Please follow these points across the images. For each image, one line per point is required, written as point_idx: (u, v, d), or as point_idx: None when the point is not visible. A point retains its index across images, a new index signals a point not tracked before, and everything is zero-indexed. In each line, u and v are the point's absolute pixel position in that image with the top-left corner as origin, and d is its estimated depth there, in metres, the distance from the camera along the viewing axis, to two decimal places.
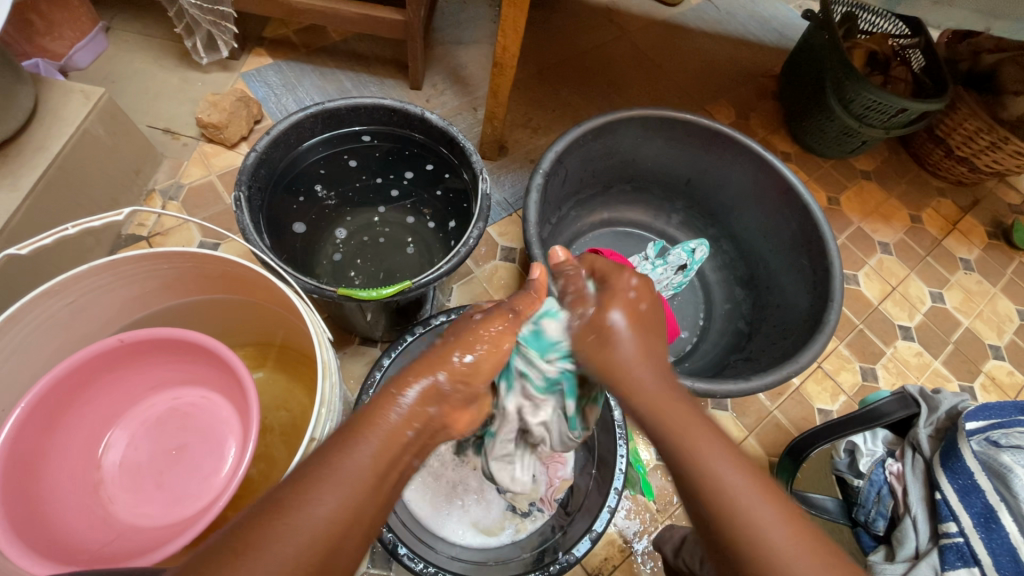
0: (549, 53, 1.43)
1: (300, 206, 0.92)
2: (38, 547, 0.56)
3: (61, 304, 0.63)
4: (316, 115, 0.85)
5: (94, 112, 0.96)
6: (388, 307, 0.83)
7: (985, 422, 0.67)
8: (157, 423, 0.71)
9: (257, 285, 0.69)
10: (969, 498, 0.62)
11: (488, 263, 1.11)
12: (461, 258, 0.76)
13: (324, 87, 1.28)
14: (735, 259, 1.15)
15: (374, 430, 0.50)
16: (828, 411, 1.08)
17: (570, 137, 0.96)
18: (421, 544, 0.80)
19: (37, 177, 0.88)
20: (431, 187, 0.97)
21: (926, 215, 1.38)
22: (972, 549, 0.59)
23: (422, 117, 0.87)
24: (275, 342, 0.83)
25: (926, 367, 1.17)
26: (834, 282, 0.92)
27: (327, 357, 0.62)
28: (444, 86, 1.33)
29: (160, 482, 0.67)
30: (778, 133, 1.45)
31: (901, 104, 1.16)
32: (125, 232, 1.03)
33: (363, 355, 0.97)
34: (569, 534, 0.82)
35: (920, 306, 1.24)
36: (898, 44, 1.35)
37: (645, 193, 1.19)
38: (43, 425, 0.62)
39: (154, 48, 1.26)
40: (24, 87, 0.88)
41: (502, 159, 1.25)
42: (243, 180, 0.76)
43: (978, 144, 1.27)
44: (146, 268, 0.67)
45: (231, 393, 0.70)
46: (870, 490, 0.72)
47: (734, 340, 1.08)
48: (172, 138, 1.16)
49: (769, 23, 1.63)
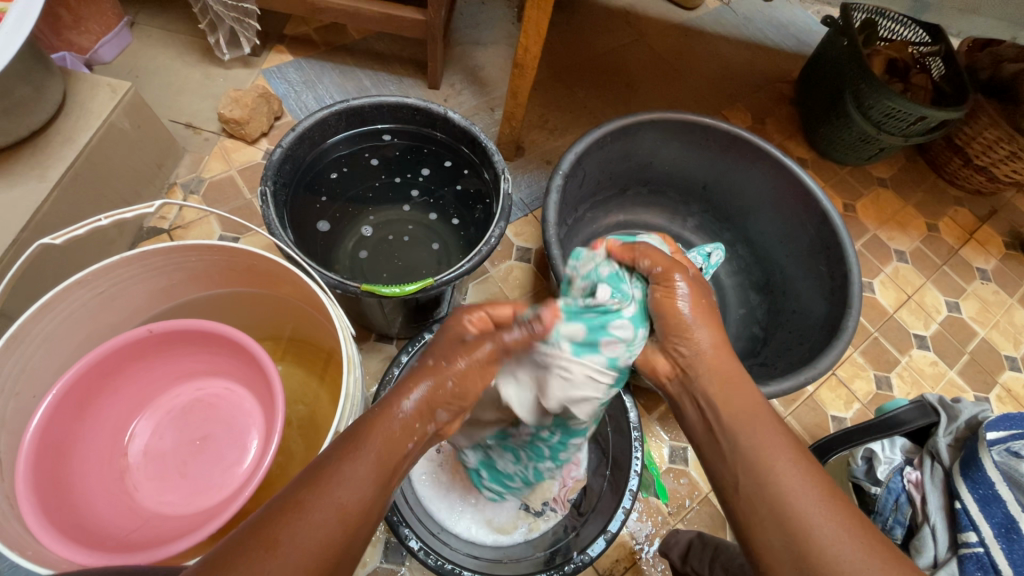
0: (566, 55, 1.43)
1: (322, 204, 0.94)
2: (68, 531, 0.57)
3: (92, 293, 0.64)
4: (341, 112, 0.86)
5: (120, 106, 0.97)
6: (407, 304, 0.84)
7: (1005, 433, 0.65)
8: (181, 413, 0.72)
9: (282, 278, 0.70)
10: (988, 508, 0.62)
11: (504, 262, 1.12)
12: (482, 257, 0.77)
13: (343, 85, 1.29)
14: (750, 263, 1.15)
15: (407, 425, 0.50)
16: (842, 418, 1.07)
17: (590, 139, 0.97)
18: (437, 541, 0.81)
19: (65, 168, 0.90)
20: (450, 186, 0.98)
21: (942, 224, 1.37)
22: (992, 559, 0.59)
23: (445, 116, 0.88)
24: (294, 334, 0.84)
25: (941, 376, 1.16)
26: (852, 289, 0.92)
27: (351, 352, 0.63)
28: (462, 86, 1.34)
29: (184, 471, 0.68)
30: (794, 138, 1.44)
31: (921, 112, 1.16)
32: (147, 224, 1.05)
33: (379, 351, 0.98)
34: (581, 535, 0.83)
35: (936, 315, 1.23)
36: (918, 52, 1.35)
37: (662, 196, 1.19)
38: (73, 411, 0.63)
39: (178, 43, 1.27)
40: (54, 80, 0.90)
41: (519, 159, 1.25)
42: (269, 175, 0.77)
43: (997, 154, 1.26)
44: (174, 260, 0.68)
45: (254, 385, 0.71)
46: (888, 498, 0.71)
47: (749, 345, 1.08)
48: (194, 133, 1.17)
49: (787, 29, 1.62)
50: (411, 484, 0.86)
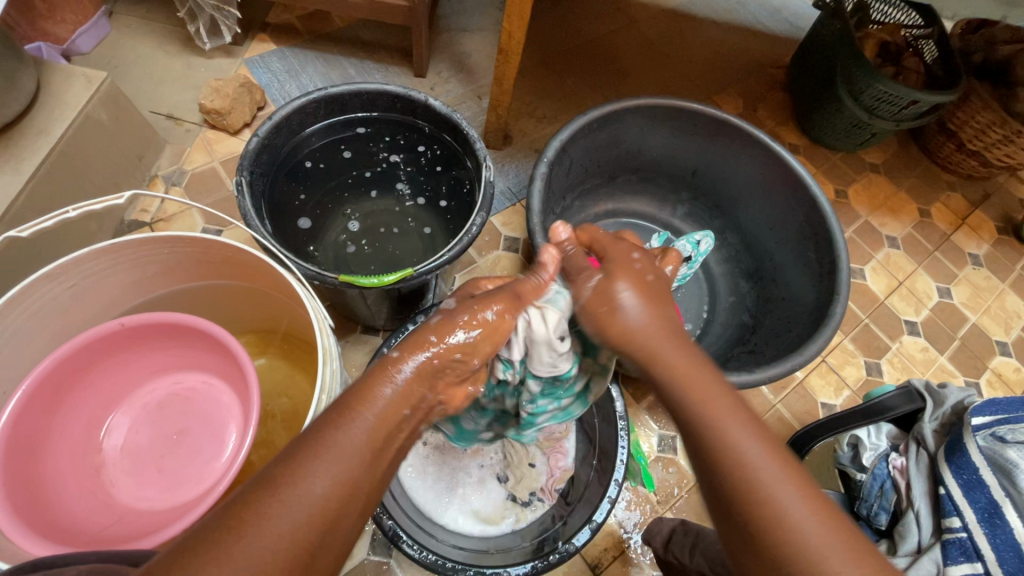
0: (556, 41, 1.41)
1: (304, 201, 0.92)
2: (39, 529, 0.56)
3: (62, 287, 0.63)
4: (319, 100, 0.84)
5: (97, 96, 0.95)
6: (389, 295, 0.82)
7: (991, 418, 0.66)
8: (158, 407, 0.71)
9: (258, 271, 0.69)
10: (973, 493, 0.61)
11: (491, 252, 1.10)
12: (463, 246, 0.75)
13: (328, 74, 1.27)
14: (740, 251, 1.14)
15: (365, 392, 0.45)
16: (831, 404, 1.07)
17: (576, 126, 0.95)
18: (423, 533, 0.80)
19: (40, 160, 0.88)
20: (433, 176, 0.96)
21: (935, 209, 1.36)
22: (975, 544, 0.59)
23: (426, 104, 0.86)
24: (279, 329, 0.83)
25: (931, 362, 1.16)
26: (840, 275, 0.91)
27: (328, 344, 0.62)
28: (449, 74, 1.31)
29: (162, 466, 0.67)
30: (787, 124, 1.43)
31: (912, 96, 1.14)
32: (128, 217, 1.03)
33: (364, 344, 0.97)
34: (568, 524, 0.82)
35: (927, 301, 1.23)
36: (911, 35, 1.32)
37: (651, 184, 1.18)
38: (44, 408, 0.62)
39: (158, 33, 1.25)
40: (27, 71, 0.87)
41: (507, 148, 1.24)
42: (245, 165, 0.76)
43: (990, 138, 1.25)
44: (148, 252, 0.67)
45: (232, 379, 0.70)
46: (873, 485, 0.72)
47: (739, 332, 1.07)
48: (175, 124, 1.16)
49: (779, 13, 1.60)
50: (397, 477, 0.85)
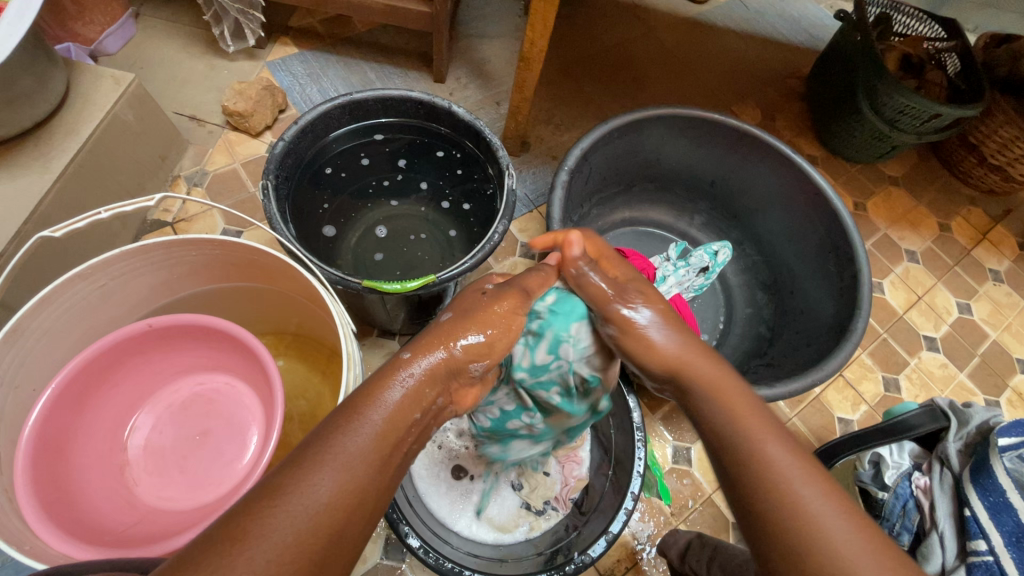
0: (574, 49, 1.41)
1: (329, 207, 0.93)
2: (67, 527, 0.56)
3: (92, 287, 0.64)
4: (343, 105, 0.85)
5: (124, 97, 0.97)
6: (409, 301, 0.83)
7: (1019, 439, 0.64)
8: (180, 408, 0.72)
9: (284, 276, 0.70)
10: (999, 516, 0.61)
11: (508, 258, 1.11)
12: (485, 253, 0.75)
13: (348, 78, 1.28)
14: (758, 262, 1.14)
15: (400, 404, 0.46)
16: (848, 420, 1.06)
17: (596, 135, 0.95)
18: (437, 539, 0.81)
19: (68, 160, 0.90)
20: (454, 183, 0.97)
21: (955, 223, 1.35)
22: (1001, 567, 0.58)
23: (450, 111, 0.87)
24: (299, 330, 0.83)
25: (950, 378, 1.14)
26: (861, 290, 0.90)
27: (351, 349, 0.62)
28: (468, 80, 1.32)
29: (184, 467, 0.68)
30: (805, 135, 1.42)
31: (935, 109, 1.13)
32: (150, 217, 1.05)
33: (381, 347, 0.98)
34: (583, 534, 0.81)
35: (946, 317, 1.21)
36: (933, 47, 1.31)
37: (668, 193, 1.18)
38: (72, 406, 0.63)
39: (183, 35, 1.27)
40: (57, 71, 0.89)
41: (524, 154, 1.24)
42: (271, 168, 0.76)
43: (1013, 153, 1.23)
44: (176, 254, 0.67)
45: (254, 381, 0.71)
46: (895, 504, 0.70)
47: (756, 345, 1.06)
48: (198, 125, 1.17)
49: (799, 23, 1.59)
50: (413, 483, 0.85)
